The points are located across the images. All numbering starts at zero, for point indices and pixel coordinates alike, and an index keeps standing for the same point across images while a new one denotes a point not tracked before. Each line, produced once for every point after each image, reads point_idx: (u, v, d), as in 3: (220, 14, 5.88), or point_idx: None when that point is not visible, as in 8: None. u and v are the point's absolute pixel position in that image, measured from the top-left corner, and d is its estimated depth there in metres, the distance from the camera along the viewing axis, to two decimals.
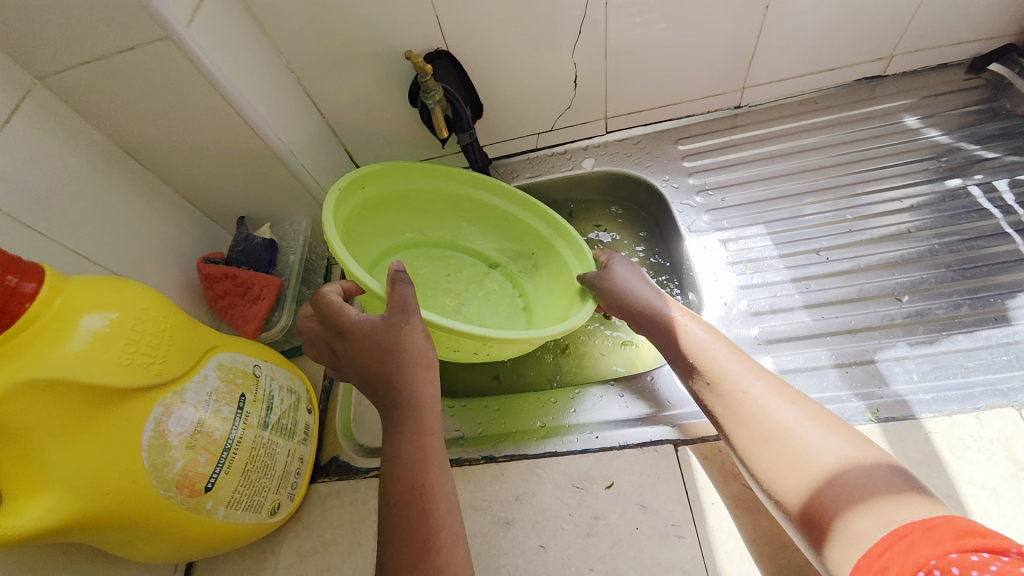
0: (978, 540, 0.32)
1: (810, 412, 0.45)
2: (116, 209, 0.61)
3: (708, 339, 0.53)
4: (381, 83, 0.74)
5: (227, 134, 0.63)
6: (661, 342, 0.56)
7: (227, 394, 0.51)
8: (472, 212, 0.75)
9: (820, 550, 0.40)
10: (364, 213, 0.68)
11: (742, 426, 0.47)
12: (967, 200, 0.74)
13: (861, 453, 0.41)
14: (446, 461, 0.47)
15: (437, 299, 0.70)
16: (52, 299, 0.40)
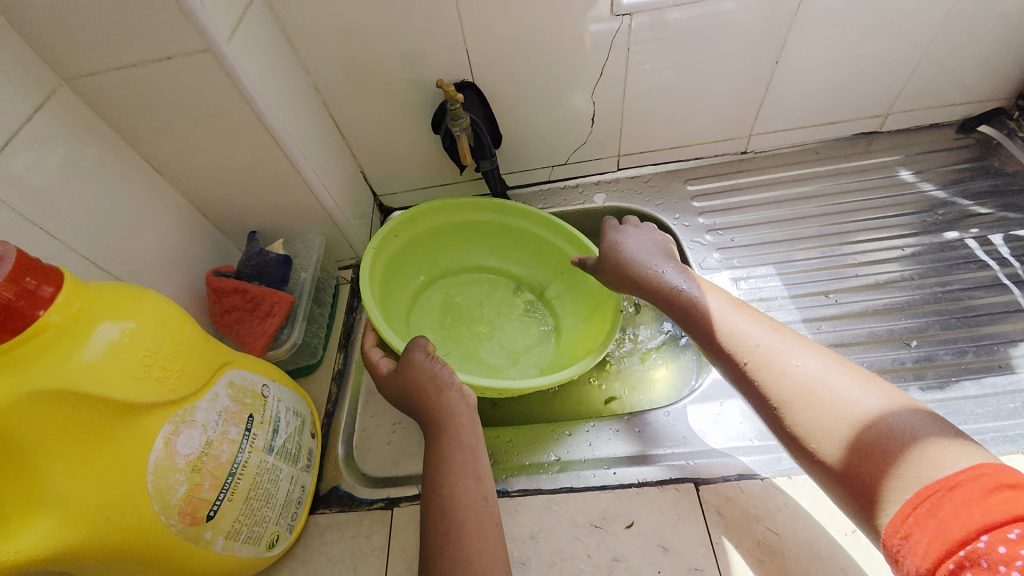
0: (1005, 499, 0.33)
1: (833, 363, 0.46)
2: (127, 216, 0.59)
3: (721, 305, 0.55)
4: (405, 109, 0.75)
5: (252, 147, 0.62)
6: (680, 314, 0.58)
7: (236, 414, 0.48)
8: (505, 240, 0.82)
9: (858, 499, 0.40)
10: (402, 265, 0.78)
11: (768, 377, 0.47)
12: (965, 251, 0.78)
13: (886, 398, 0.42)
14: (469, 467, 0.53)
15: (472, 327, 0.78)
16: (69, 306, 0.38)
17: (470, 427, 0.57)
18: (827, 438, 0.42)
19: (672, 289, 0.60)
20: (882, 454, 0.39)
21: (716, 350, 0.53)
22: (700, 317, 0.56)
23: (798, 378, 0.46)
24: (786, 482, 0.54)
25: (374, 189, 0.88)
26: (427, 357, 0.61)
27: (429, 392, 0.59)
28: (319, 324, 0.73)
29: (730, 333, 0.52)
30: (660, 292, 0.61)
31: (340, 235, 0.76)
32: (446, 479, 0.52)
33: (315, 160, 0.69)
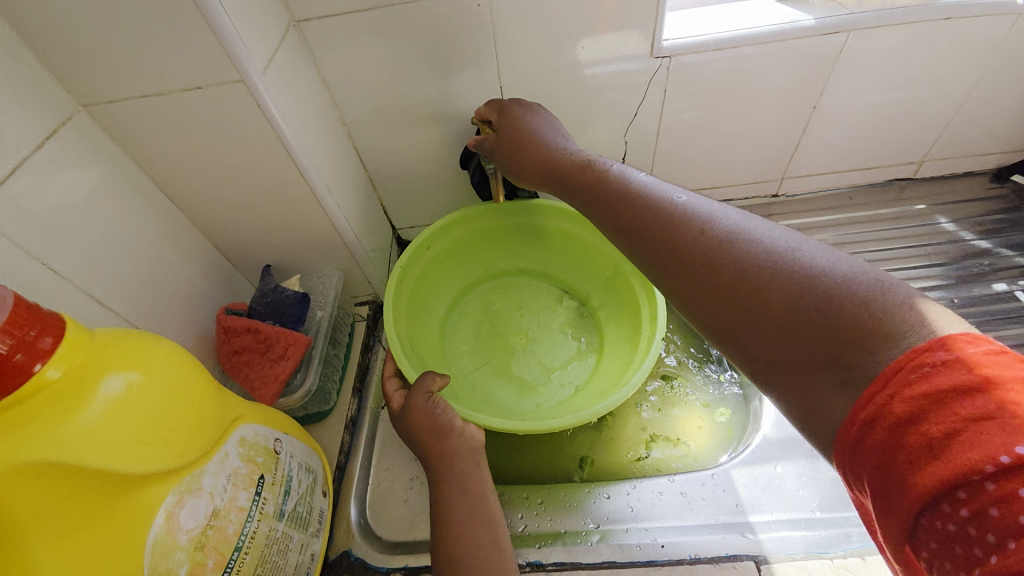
0: (934, 426, 0.25)
1: (785, 238, 0.38)
2: (137, 248, 0.56)
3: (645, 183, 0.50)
4: (434, 142, 0.73)
5: (277, 181, 0.59)
6: (609, 203, 0.50)
7: (247, 476, 0.43)
8: (544, 246, 0.79)
9: (797, 369, 0.33)
10: (435, 276, 0.77)
11: (688, 240, 0.41)
12: (1016, 306, 0.74)
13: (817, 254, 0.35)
14: (484, 514, 0.50)
15: (505, 338, 0.75)
16: (71, 359, 0.33)
17: (473, 470, 0.54)
18: (767, 325, 0.35)
19: (607, 179, 0.51)
20: (823, 325, 0.32)
21: (648, 247, 0.45)
22: (636, 208, 0.47)
23: (739, 256, 0.38)
24: (859, 563, 0.48)
25: (393, 222, 0.85)
26: (429, 399, 0.58)
27: (432, 437, 0.56)
28: (334, 366, 0.68)
29: (666, 219, 0.44)
30: (592, 188, 0.52)
31: (359, 271, 0.72)
32: (451, 531, 0.50)
33: (340, 193, 0.66)
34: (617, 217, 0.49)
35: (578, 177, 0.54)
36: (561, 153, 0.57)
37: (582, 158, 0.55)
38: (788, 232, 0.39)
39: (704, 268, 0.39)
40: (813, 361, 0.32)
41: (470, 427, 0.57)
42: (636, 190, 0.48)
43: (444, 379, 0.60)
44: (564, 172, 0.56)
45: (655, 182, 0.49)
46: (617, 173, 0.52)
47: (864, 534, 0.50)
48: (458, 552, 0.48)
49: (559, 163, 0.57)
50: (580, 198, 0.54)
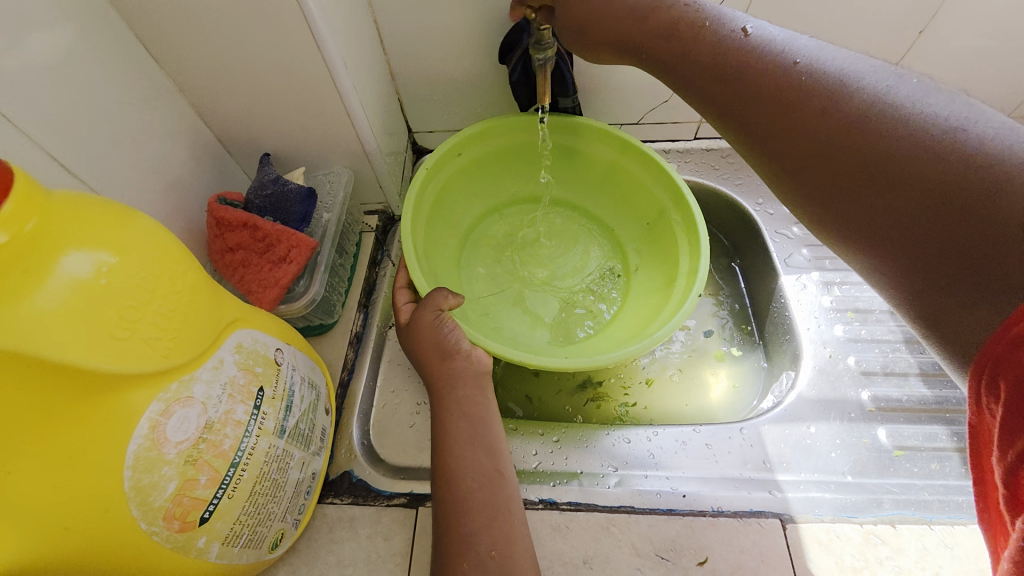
0: None
1: (928, 98, 0.32)
2: (112, 113, 0.45)
3: (738, 16, 0.43)
4: (472, 26, 0.61)
5: (281, 47, 0.48)
6: (704, 62, 0.42)
7: (244, 387, 0.37)
8: (583, 175, 0.70)
9: (887, 234, 0.32)
10: (462, 188, 0.68)
11: (790, 89, 0.37)
12: None
13: (931, 97, 0.32)
14: (486, 443, 0.47)
15: (524, 270, 0.68)
16: (20, 223, 0.25)
17: (476, 395, 0.50)
18: (887, 206, 0.32)
19: (707, 35, 0.42)
20: (936, 174, 0.30)
21: (757, 121, 0.39)
22: (743, 74, 0.40)
23: (863, 132, 0.33)
24: (889, 530, 0.47)
25: (410, 123, 0.74)
26: (438, 316, 0.51)
27: (432, 360, 0.50)
28: (340, 277, 0.61)
29: (789, 85, 0.37)
30: (683, 50, 0.43)
31: (372, 173, 0.63)
32: (452, 454, 0.46)
33: (357, 74, 0.55)
34: (716, 87, 0.42)
35: (668, 38, 0.44)
36: (637, 6, 0.45)
37: (668, 10, 0.44)
38: (936, 90, 0.33)
39: (821, 143, 0.35)
40: (942, 245, 0.30)
41: (478, 350, 0.52)
42: (743, 50, 0.40)
43: (456, 297, 0.53)
44: (647, 36, 0.45)
45: (766, 34, 0.40)
46: (721, 25, 0.42)
47: (896, 502, 0.49)
48: (456, 476, 0.45)
49: (643, 28, 0.45)
50: (670, 64, 0.45)
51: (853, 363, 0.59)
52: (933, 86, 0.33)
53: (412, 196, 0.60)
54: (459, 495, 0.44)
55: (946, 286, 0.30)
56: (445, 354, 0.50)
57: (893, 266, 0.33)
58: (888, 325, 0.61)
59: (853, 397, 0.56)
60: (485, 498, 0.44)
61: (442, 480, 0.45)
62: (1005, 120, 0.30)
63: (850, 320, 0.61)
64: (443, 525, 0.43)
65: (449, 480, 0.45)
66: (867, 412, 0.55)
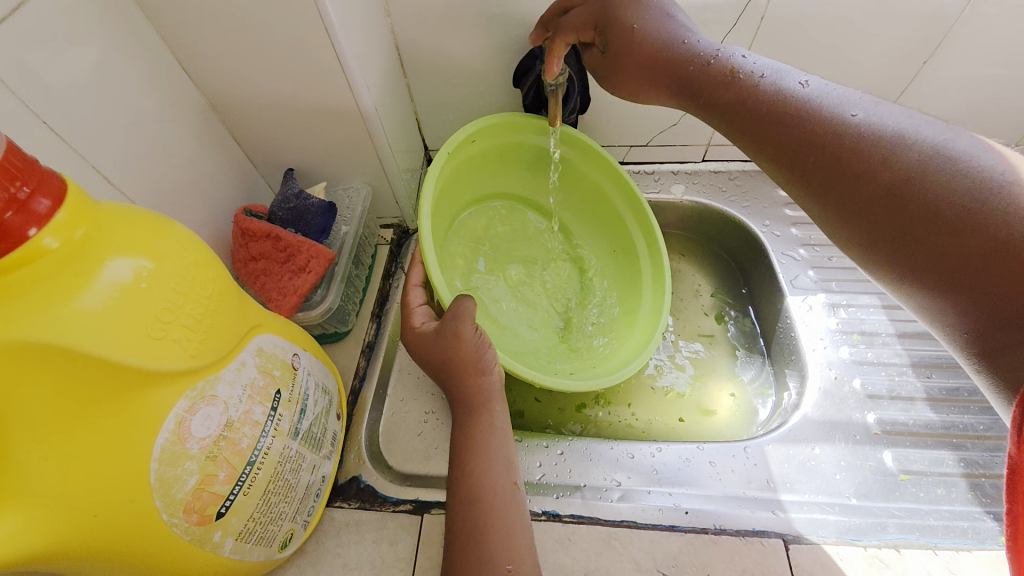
0: None
1: (984, 155, 0.34)
2: (150, 128, 0.49)
3: (783, 72, 0.45)
4: (488, 52, 0.64)
5: (309, 69, 0.51)
6: (755, 112, 0.44)
7: (263, 389, 0.39)
8: (579, 197, 0.72)
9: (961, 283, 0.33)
10: (496, 163, 0.69)
11: (850, 143, 0.38)
12: None
13: (993, 157, 0.34)
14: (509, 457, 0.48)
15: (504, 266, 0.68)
16: (70, 230, 0.28)
17: (497, 410, 0.51)
18: (949, 249, 0.33)
19: (762, 89, 0.44)
20: (997, 231, 0.31)
21: (811, 165, 0.41)
22: (802, 124, 0.41)
23: (926, 182, 0.35)
24: (894, 555, 0.47)
25: (426, 142, 0.77)
26: (476, 331, 0.51)
27: (463, 376, 0.50)
28: (355, 288, 0.64)
29: (850, 138, 0.39)
30: (736, 96, 0.46)
31: (389, 188, 0.66)
32: (470, 458, 0.47)
33: (379, 96, 0.58)
34: (771, 132, 0.43)
35: (720, 89, 0.47)
36: (689, 52, 0.48)
37: (723, 61, 0.47)
38: (988, 147, 0.35)
39: (889, 192, 0.36)
40: (1001, 289, 0.31)
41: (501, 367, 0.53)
42: (797, 103, 0.42)
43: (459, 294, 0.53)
44: (696, 77, 0.48)
45: (820, 89, 0.42)
46: (776, 81, 0.44)
47: (901, 526, 0.49)
48: (473, 480, 0.46)
49: (696, 70, 0.48)
50: (721, 109, 0.47)
51: (858, 385, 0.59)
52: (980, 142, 0.35)
53: (454, 136, 0.62)
54: (468, 497, 0.45)
55: (1010, 326, 0.31)
56: (475, 368, 0.50)
57: (955, 304, 0.33)
58: (895, 349, 0.61)
59: (858, 420, 0.56)
60: (501, 513, 0.44)
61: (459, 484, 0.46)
62: None
63: (856, 342, 0.61)
64: (456, 521, 0.44)
65: (469, 501, 0.45)
66: (872, 435, 0.55)
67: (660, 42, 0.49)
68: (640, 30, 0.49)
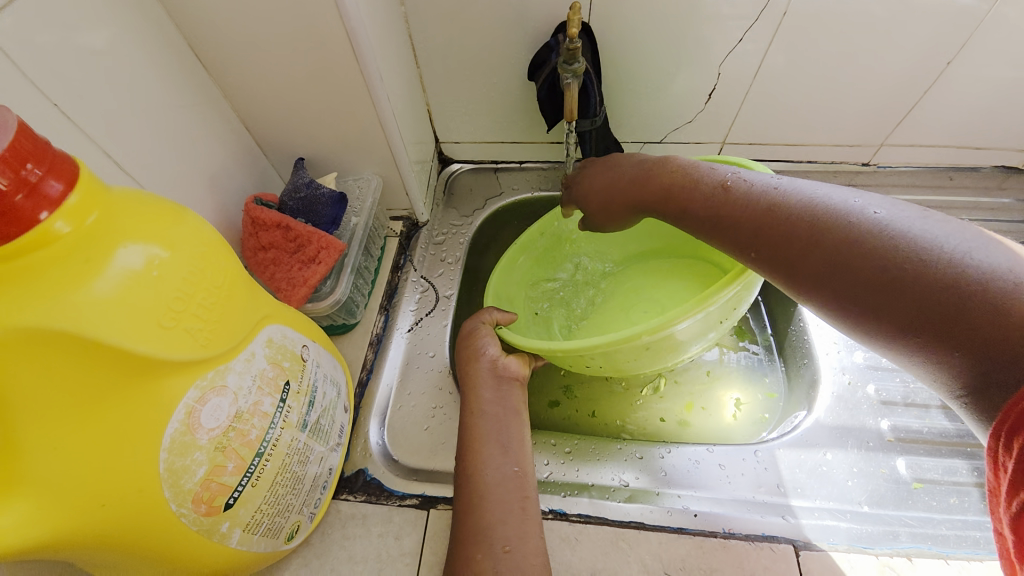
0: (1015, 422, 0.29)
1: (899, 220, 0.37)
2: (162, 114, 0.48)
3: (711, 167, 0.50)
4: (502, 43, 0.63)
5: (322, 57, 0.50)
6: (700, 204, 0.48)
7: (273, 380, 0.39)
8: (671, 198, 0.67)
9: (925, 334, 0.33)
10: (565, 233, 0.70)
11: (781, 228, 0.42)
12: None
13: (902, 218, 0.37)
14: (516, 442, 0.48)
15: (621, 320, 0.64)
16: (83, 215, 0.28)
17: (500, 396, 0.51)
18: (913, 303, 0.34)
19: (699, 184, 0.49)
20: (935, 285, 0.33)
21: (757, 254, 0.43)
22: (738, 216, 0.45)
23: (870, 249, 0.36)
24: (905, 563, 0.46)
25: (438, 134, 0.76)
26: (475, 326, 0.55)
27: (467, 363, 0.53)
28: (364, 279, 0.63)
29: (780, 224, 0.42)
30: (677, 194, 0.50)
31: (399, 180, 0.65)
32: (479, 453, 0.47)
33: (392, 85, 0.57)
34: (717, 227, 0.46)
35: (663, 187, 0.51)
36: (634, 161, 0.55)
37: (660, 162, 0.53)
38: (903, 210, 0.38)
39: (829, 265, 0.38)
40: (967, 333, 0.32)
41: (508, 357, 0.54)
42: (730, 195, 0.46)
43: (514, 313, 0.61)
44: (641, 177, 0.53)
45: (746, 179, 0.47)
46: (704, 178, 0.49)
47: (912, 535, 0.48)
48: (478, 471, 0.46)
49: (638, 170, 0.54)
50: (669, 211, 0.51)
51: (873, 391, 0.58)
52: (893, 207, 0.38)
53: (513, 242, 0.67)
54: (475, 492, 0.45)
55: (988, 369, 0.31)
56: (475, 357, 0.53)
57: (940, 351, 0.33)
58: None
59: (872, 427, 0.56)
60: (499, 496, 0.44)
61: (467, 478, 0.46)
62: (970, 234, 0.35)
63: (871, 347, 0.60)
64: (460, 514, 0.44)
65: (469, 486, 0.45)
66: (885, 442, 0.54)
67: (614, 168, 0.56)
68: (601, 168, 0.57)
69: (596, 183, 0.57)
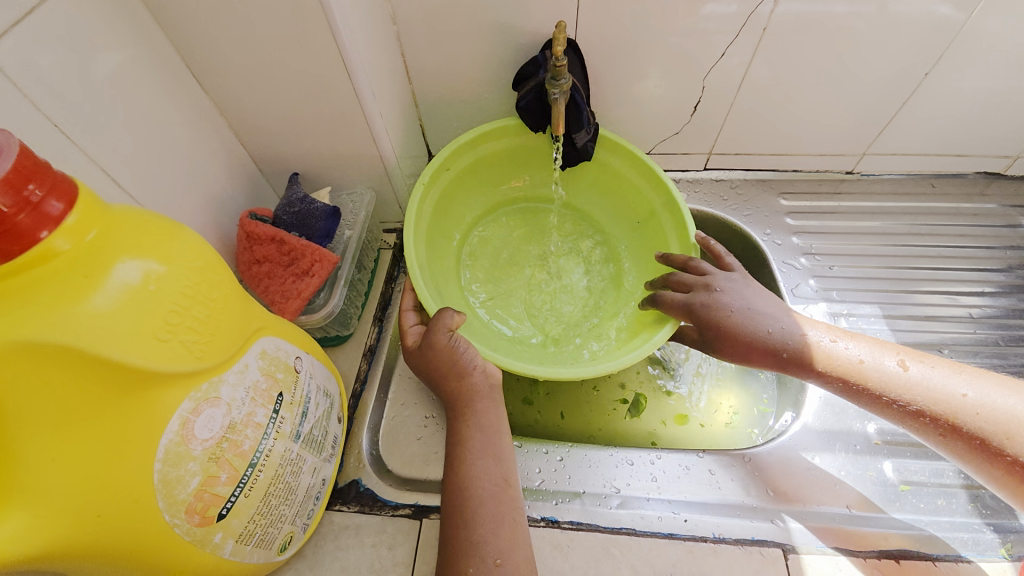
0: None
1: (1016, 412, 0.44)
2: (159, 133, 0.50)
3: (833, 346, 0.52)
4: (491, 59, 0.65)
5: (316, 75, 0.52)
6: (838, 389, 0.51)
7: (266, 392, 0.39)
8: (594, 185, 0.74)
9: None
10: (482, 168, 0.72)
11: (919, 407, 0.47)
12: None
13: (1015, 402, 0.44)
14: (506, 454, 0.49)
15: (507, 277, 0.73)
16: (82, 232, 0.29)
17: (489, 408, 0.52)
18: None
19: (824, 373, 0.51)
20: None
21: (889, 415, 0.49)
22: (866, 397, 0.50)
23: (940, 408, 0.46)
24: (891, 565, 0.47)
25: (431, 148, 0.78)
26: (450, 337, 0.53)
27: (449, 377, 0.52)
28: (358, 291, 0.64)
29: (912, 416, 0.47)
30: (804, 365, 0.52)
31: (392, 193, 0.66)
32: (466, 462, 0.48)
33: (384, 101, 0.59)
34: (845, 391, 0.51)
35: (790, 356, 0.53)
36: (756, 339, 0.53)
37: (777, 339, 0.53)
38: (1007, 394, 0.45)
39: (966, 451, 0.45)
40: None
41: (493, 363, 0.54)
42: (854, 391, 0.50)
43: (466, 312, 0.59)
44: (767, 347, 0.53)
45: (865, 369, 0.50)
46: (824, 349, 0.52)
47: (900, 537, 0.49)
48: (472, 484, 0.46)
49: (762, 341, 0.53)
50: (794, 370, 0.53)
51: None
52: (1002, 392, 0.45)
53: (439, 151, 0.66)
54: (472, 503, 0.45)
55: None
56: (462, 370, 0.52)
57: None
58: None
59: (860, 430, 0.56)
60: (491, 508, 0.45)
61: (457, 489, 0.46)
62: None
63: None
64: (453, 527, 0.44)
65: (459, 505, 0.45)
66: (873, 445, 0.55)
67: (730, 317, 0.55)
68: (726, 319, 0.55)
69: (719, 317, 0.55)
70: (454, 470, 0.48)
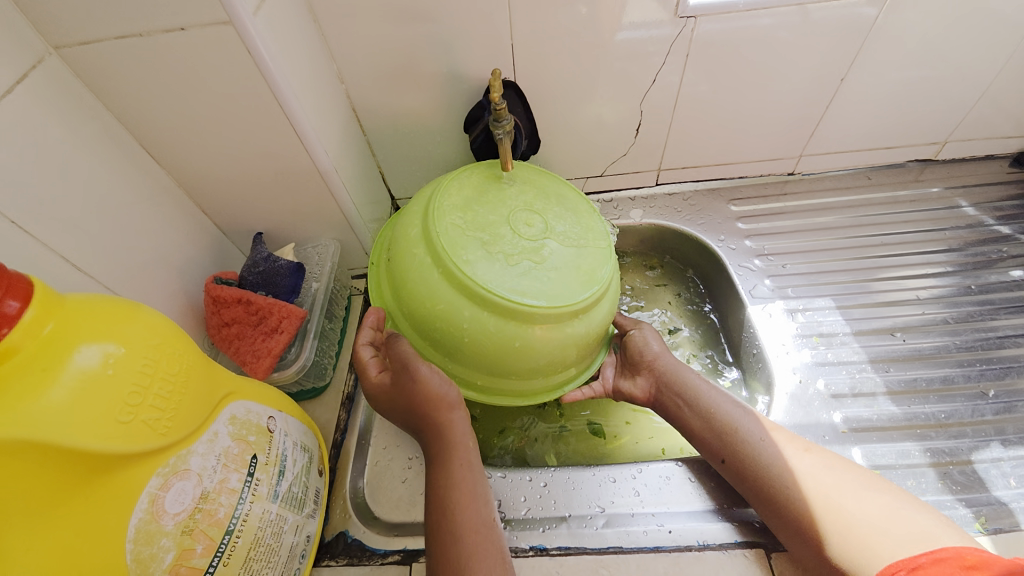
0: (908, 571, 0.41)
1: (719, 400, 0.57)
2: (118, 212, 0.51)
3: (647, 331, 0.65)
4: (439, 105, 0.68)
5: (269, 139, 0.54)
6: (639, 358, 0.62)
7: (239, 456, 0.40)
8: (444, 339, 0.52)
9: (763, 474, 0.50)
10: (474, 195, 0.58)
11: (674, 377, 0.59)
12: (988, 283, 0.74)
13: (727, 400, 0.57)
14: (484, 491, 0.50)
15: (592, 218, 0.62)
16: (40, 326, 0.30)
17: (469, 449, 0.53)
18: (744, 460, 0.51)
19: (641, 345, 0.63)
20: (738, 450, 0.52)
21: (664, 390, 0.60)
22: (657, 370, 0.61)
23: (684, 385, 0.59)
24: None
25: (392, 192, 0.80)
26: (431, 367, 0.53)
27: (437, 412, 0.52)
28: (330, 340, 0.66)
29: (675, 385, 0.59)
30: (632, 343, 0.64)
31: (357, 241, 0.68)
32: (452, 508, 0.48)
33: (337, 155, 0.61)
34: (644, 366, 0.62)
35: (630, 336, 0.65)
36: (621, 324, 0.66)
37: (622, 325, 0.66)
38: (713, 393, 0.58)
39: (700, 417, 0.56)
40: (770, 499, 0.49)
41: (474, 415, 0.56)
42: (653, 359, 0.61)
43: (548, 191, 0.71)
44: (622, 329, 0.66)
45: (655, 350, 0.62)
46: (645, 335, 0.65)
47: None
48: (458, 529, 0.47)
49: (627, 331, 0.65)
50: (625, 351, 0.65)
51: (823, 387, 0.65)
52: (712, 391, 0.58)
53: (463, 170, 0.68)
54: (460, 549, 0.46)
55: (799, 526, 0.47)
56: (445, 403, 0.52)
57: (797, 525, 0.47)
58: (851, 345, 0.69)
59: (826, 421, 0.62)
60: (480, 552, 0.46)
61: (443, 531, 0.47)
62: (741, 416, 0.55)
63: (816, 344, 0.68)
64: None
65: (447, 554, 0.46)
66: (840, 433, 0.61)
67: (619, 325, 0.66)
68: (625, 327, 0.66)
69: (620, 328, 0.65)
70: (439, 516, 0.48)
